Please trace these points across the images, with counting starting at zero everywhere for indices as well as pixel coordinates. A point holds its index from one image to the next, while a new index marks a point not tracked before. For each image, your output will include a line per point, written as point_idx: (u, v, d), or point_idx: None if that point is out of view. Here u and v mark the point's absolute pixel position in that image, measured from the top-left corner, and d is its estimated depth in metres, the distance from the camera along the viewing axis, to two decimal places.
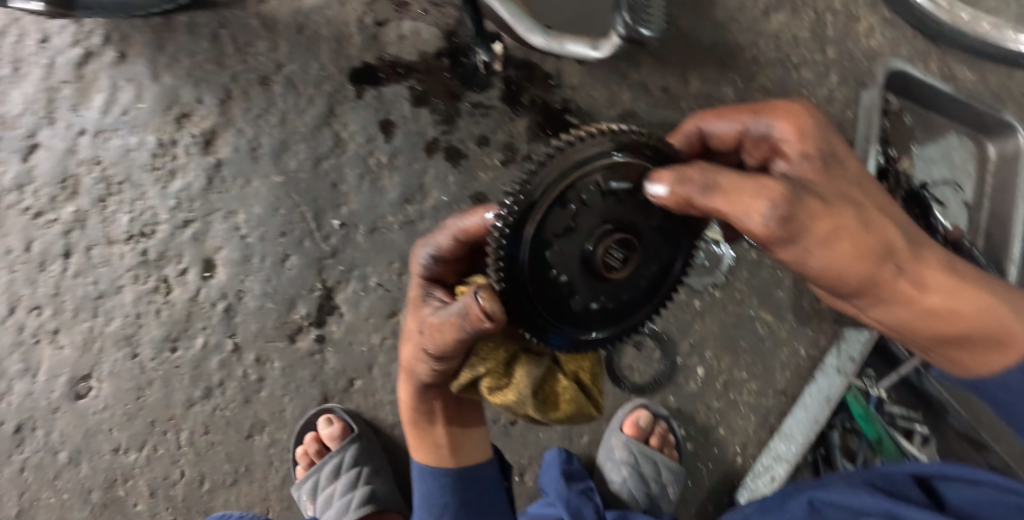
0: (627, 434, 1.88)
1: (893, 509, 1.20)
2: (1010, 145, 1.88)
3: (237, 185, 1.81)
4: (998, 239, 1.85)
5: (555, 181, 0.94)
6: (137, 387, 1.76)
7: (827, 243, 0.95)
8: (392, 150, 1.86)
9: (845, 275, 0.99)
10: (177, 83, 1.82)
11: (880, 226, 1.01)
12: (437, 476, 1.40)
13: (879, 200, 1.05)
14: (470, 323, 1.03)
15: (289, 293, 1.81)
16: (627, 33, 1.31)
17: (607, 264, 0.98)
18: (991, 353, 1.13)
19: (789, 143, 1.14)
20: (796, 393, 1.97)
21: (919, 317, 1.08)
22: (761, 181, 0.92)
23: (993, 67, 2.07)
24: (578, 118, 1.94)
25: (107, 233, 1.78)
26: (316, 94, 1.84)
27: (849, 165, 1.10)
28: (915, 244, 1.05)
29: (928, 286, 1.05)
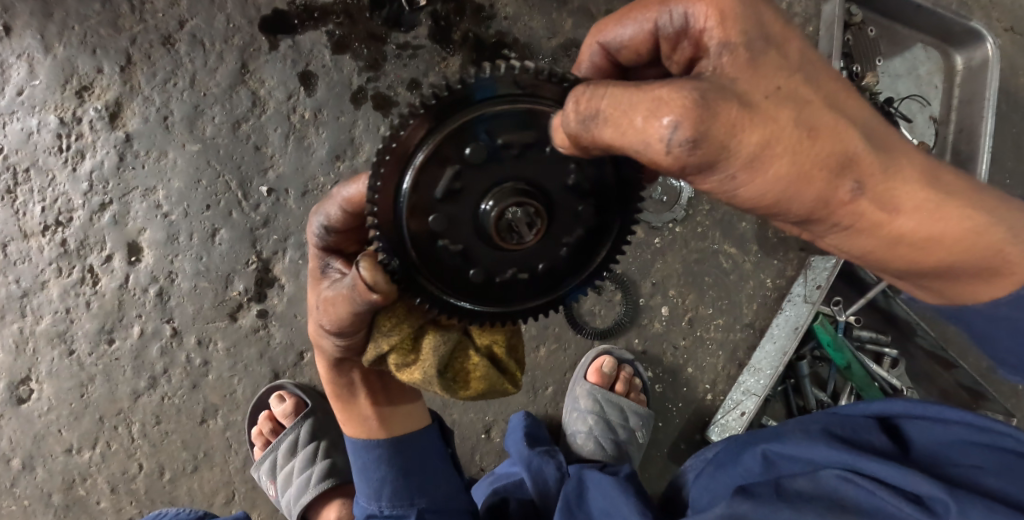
0: (591, 382, 1.80)
1: (851, 460, 1.10)
2: (977, 55, 1.82)
3: (152, 159, 1.73)
4: (965, 154, 1.80)
5: (438, 127, 0.84)
6: (79, 385, 1.71)
7: (756, 163, 0.68)
8: (316, 105, 1.75)
9: (787, 204, 0.72)
10: (71, 53, 1.69)
11: (835, 131, 0.72)
12: (372, 448, 1.35)
13: (835, 91, 0.76)
14: (359, 298, 0.98)
15: (223, 270, 1.74)
16: None
17: (503, 231, 0.87)
18: (975, 282, 0.93)
19: (712, 29, 0.77)
20: (764, 325, 1.90)
21: (888, 245, 0.80)
22: (655, 93, 0.67)
23: None
24: (515, 52, 1.78)
25: (22, 226, 1.70)
26: (225, 49, 1.73)
27: (793, 54, 0.75)
28: (884, 151, 0.76)
29: (901, 208, 0.77)
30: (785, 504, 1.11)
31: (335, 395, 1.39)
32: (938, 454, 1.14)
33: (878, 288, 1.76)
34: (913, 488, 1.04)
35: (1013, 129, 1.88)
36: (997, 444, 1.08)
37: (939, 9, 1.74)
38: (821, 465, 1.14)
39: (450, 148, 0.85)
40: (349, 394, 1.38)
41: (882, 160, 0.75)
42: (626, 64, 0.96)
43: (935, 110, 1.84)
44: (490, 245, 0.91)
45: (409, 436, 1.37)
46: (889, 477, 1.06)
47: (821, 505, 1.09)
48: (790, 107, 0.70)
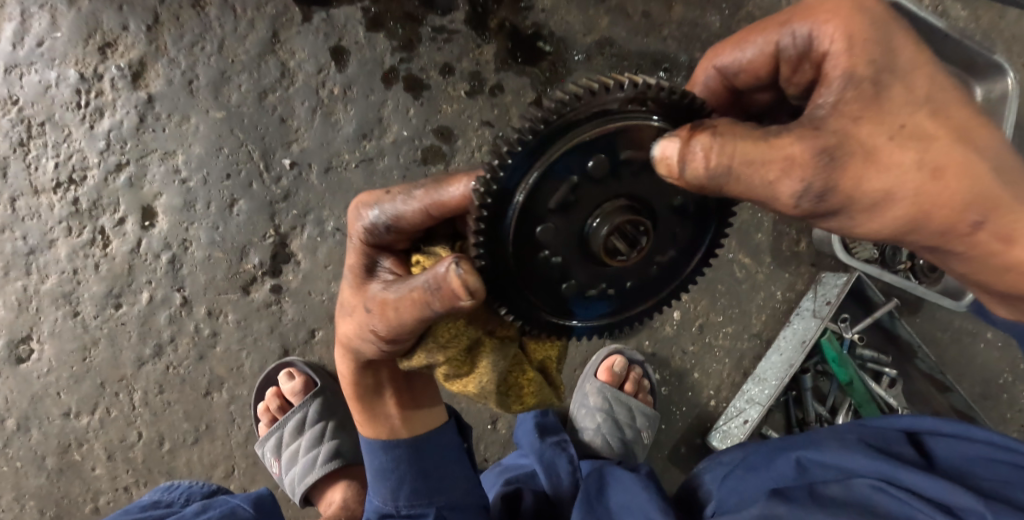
0: (601, 380, 1.85)
1: (889, 471, 1.15)
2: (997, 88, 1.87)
3: (173, 123, 1.68)
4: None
5: (558, 144, 0.82)
6: (81, 348, 1.68)
7: (876, 208, 0.76)
8: (345, 81, 1.72)
9: (909, 235, 0.81)
10: (97, 7, 1.63)
11: (957, 169, 0.77)
12: (390, 449, 1.33)
13: (967, 121, 0.79)
14: (440, 299, 0.90)
15: (239, 241, 1.71)
16: None
17: (609, 249, 0.88)
18: None
19: (835, 54, 0.79)
20: (771, 336, 1.93)
21: (995, 270, 0.90)
22: (787, 150, 0.73)
23: (986, 3, 1.93)
24: (550, 45, 1.76)
25: (33, 182, 1.65)
26: (257, 17, 1.68)
27: (918, 84, 0.77)
28: (1010, 182, 0.82)
29: (1017, 239, 0.85)
30: (820, 508, 1.13)
31: (355, 396, 1.34)
32: (962, 468, 1.19)
33: (886, 308, 1.81)
34: (949, 498, 1.09)
35: None
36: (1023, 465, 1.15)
37: (967, 41, 1.78)
38: (855, 473, 1.18)
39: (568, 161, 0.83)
40: (374, 394, 1.34)
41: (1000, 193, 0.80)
42: (741, 84, 0.98)
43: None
44: (588, 264, 0.91)
45: (428, 436, 1.36)
46: (926, 490, 1.11)
47: (854, 509, 1.11)
48: (914, 149, 0.75)
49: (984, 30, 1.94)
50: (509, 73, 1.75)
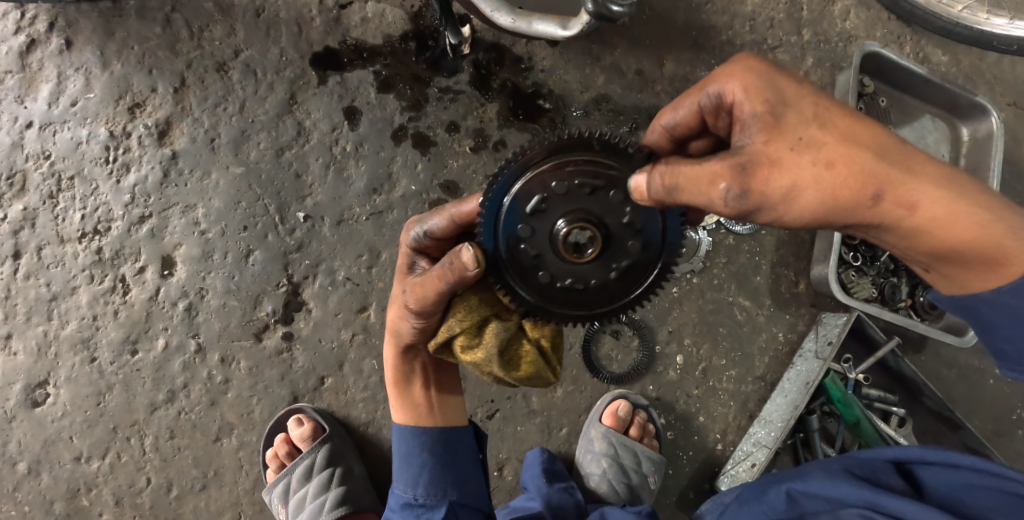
0: (606, 425, 1.82)
1: (872, 498, 1.21)
2: (981, 127, 1.97)
3: (195, 178, 1.78)
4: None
5: (535, 162, 1.02)
6: (96, 393, 1.73)
7: (791, 200, 0.94)
8: (357, 139, 1.82)
9: (830, 220, 0.98)
10: (129, 71, 1.76)
11: (851, 161, 0.95)
12: (418, 435, 1.44)
13: (849, 127, 0.97)
14: (453, 272, 1.09)
15: (253, 290, 1.78)
16: (597, 9, 1.25)
17: (569, 246, 1.00)
18: (979, 270, 1.11)
19: (742, 101, 1.00)
20: (774, 379, 1.94)
21: (914, 235, 1.04)
22: (712, 167, 0.94)
23: (965, 49, 2.03)
24: (550, 103, 1.86)
25: (59, 231, 1.73)
26: (276, 80, 1.80)
27: (801, 104, 0.98)
28: (899, 164, 0.99)
29: (918, 207, 1.00)
30: None
31: (394, 380, 1.50)
32: (950, 497, 1.24)
33: (888, 347, 1.83)
34: None
35: (1016, 197, 2.03)
36: (1006, 490, 1.19)
37: (950, 84, 1.90)
38: (843, 503, 1.24)
39: (541, 177, 1.01)
40: (407, 381, 1.50)
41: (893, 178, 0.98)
42: (682, 136, 1.16)
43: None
44: (559, 256, 1.03)
45: (451, 429, 1.47)
46: (907, 514, 1.17)
47: None
48: (810, 151, 0.94)
49: (965, 74, 2.04)
50: (511, 128, 1.86)
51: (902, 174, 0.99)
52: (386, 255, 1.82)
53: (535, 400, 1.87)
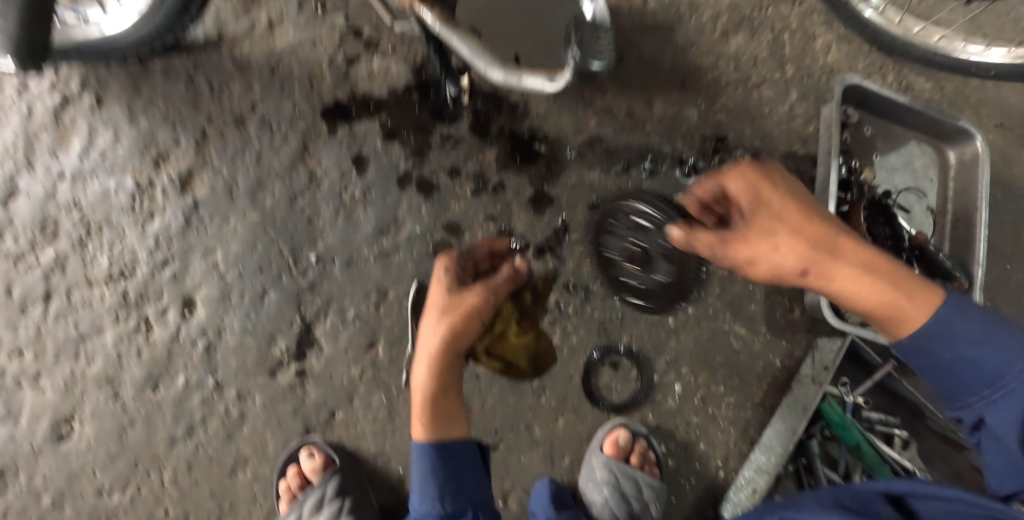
0: (607, 454, 1.88)
1: None
2: (967, 150, 2.01)
3: (215, 225, 1.86)
4: (962, 240, 1.98)
5: None
6: (119, 427, 1.80)
7: (751, 263, 1.38)
8: (365, 185, 1.91)
9: (773, 278, 1.40)
10: (154, 126, 1.87)
11: (784, 245, 1.36)
12: (439, 452, 1.52)
13: (804, 219, 1.36)
14: (513, 273, 1.61)
15: (268, 328, 1.86)
16: (579, 66, 1.45)
17: None
18: (907, 318, 1.31)
19: (738, 196, 1.41)
20: (774, 405, 1.97)
21: (838, 295, 1.37)
22: (684, 239, 1.43)
23: (948, 76, 2.09)
24: (545, 146, 1.96)
25: (87, 275, 1.82)
26: (290, 132, 1.90)
27: (775, 203, 1.38)
28: (832, 247, 1.35)
29: (837, 277, 1.35)
30: None
31: (424, 403, 1.52)
32: None
33: (884, 371, 1.86)
34: None
35: (1008, 217, 2.07)
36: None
37: (932, 110, 1.95)
38: None
39: None
40: (443, 399, 1.53)
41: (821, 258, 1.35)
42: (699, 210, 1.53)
43: (930, 200, 2.05)
44: None
45: (462, 444, 1.54)
46: None
47: None
48: (772, 243, 1.36)
49: (949, 99, 2.09)
50: (509, 171, 1.95)
51: (827, 258, 1.35)
52: (393, 293, 1.89)
53: (537, 430, 1.91)
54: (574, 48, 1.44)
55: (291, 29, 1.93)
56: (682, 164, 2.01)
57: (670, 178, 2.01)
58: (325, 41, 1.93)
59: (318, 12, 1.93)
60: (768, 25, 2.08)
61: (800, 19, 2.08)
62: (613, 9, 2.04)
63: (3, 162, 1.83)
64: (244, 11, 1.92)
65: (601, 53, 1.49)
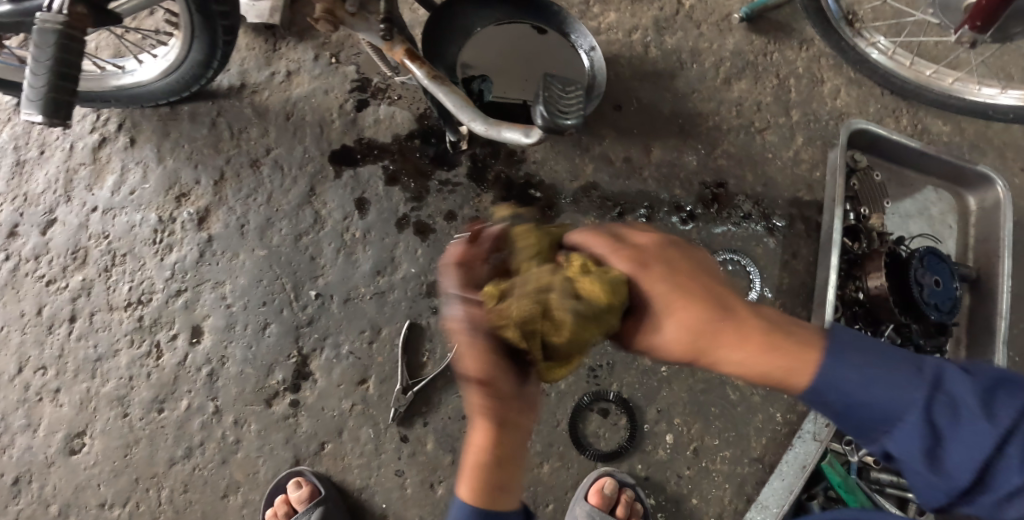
0: (591, 504, 1.78)
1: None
2: (987, 196, 1.93)
3: (225, 258, 1.94)
4: (985, 290, 1.88)
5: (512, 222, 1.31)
6: (125, 445, 1.85)
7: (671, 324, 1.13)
8: (366, 226, 1.95)
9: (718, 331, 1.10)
10: (178, 165, 2.01)
11: (693, 310, 1.10)
12: None
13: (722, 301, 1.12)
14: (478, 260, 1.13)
15: (267, 360, 1.89)
16: (547, 125, 1.40)
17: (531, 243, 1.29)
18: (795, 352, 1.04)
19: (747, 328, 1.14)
20: (773, 461, 1.87)
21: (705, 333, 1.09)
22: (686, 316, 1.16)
23: (968, 118, 2.03)
24: (541, 192, 1.98)
25: (109, 300, 1.93)
26: (300, 174, 2.00)
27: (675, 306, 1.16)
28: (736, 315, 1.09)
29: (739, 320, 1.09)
30: None
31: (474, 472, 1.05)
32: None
33: None
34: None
35: None
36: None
37: (945, 155, 1.90)
38: None
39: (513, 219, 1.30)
40: None
41: (720, 325, 1.08)
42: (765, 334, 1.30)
43: (948, 247, 1.96)
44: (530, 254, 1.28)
45: None
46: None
47: None
48: (652, 329, 1.14)
49: (970, 141, 2.03)
50: None
51: (732, 329, 1.07)
52: (386, 331, 1.89)
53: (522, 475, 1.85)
54: (541, 105, 1.39)
55: (306, 78, 2.07)
56: (679, 211, 1.99)
57: (667, 224, 1.98)
58: (337, 90, 2.06)
59: (333, 63, 2.08)
60: (772, 71, 2.10)
61: (805, 64, 2.10)
62: (614, 57, 2.10)
63: (44, 194, 1.99)
64: (266, 62, 2.09)
65: (570, 112, 1.41)
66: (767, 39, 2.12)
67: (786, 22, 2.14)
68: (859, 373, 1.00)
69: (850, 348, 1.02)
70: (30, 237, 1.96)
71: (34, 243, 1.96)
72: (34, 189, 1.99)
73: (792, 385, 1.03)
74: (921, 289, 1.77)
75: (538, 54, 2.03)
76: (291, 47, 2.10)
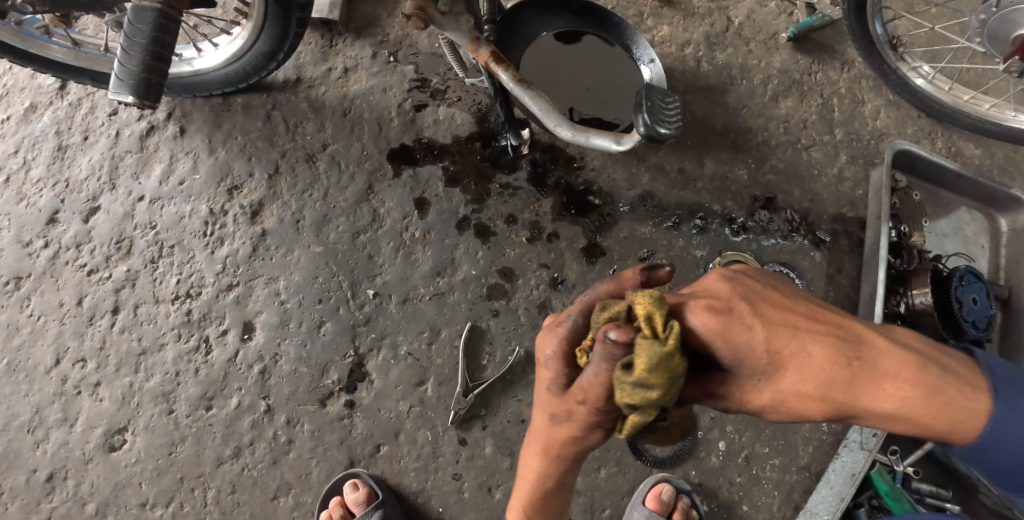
0: (649, 509, 1.80)
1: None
2: (1019, 218, 2.04)
3: (279, 253, 1.90)
4: (1018, 307, 1.97)
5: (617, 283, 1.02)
6: (169, 443, 1.78)
7: (796, 368, 0.96)
8: (425, 227, 1.94)
9: (827, 375, 0.97)
10: (230, 157, 1.96)
11: (820, 361, 0.97)
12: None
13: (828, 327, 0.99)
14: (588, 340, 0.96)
15: (322, 358, 1.84)
16: (647, 132, 1.43)
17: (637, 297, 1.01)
18: (941, 400, 1.02)
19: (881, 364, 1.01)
20: (820, 470, 1.91)
21: (831, 385, 0.97)
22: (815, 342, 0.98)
23: (998, 143, 2.14)
24: (599, 199, 2.00)
25: (155, 292, 1.87)
26: (357, 171, 1.97)
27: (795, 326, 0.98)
28: (862, 357, 0.99)
29: (881, 372, 0.99)
30: None
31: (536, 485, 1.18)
32: None
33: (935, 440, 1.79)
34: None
35: None
36: None
37: (983, 179, 2.00)
38: None
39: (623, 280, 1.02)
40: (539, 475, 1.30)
41: (860, 372, 0.98)
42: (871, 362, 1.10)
43: (982, 266, 2.06)
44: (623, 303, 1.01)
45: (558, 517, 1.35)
46: None
47: None
48: (769, 389, 0.98)
49: (1000, 165, 2.13)
50: (564, 222, 1.98)
51: (872, 382, 0.98)
52: (446, 333, 1.87)
53: (579, 480, 1.86)
54: (643, 113, 1.43)
55: (364, 75, 2.05)
56: (731, 223, 2.03)
57: (719, 235, 2.02)
58: (395, 89, 2.04)
59: (390, 62, 2.06)
60: (817, 90, 2.17)
61: (848, 85, 2.18)
62: (667, 70, 2.16)
63: (87, 181, 1.93)
64: (323, 57, 2.06)
65: (669, 122, 1.44)
66: (812, 59, 2.20)
67: (830, 44, 2.22)
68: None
69: (1012, 386, 1.10)
70: (72, 225, 1.90)
71: (76, 231, 1.89)
72: (77, 175, 1.93)
73: (964, 434, 1.05)
74: (960, 306, 1.84)
75: (595, 65, 2.07)
76: (348, 43, 2.08)
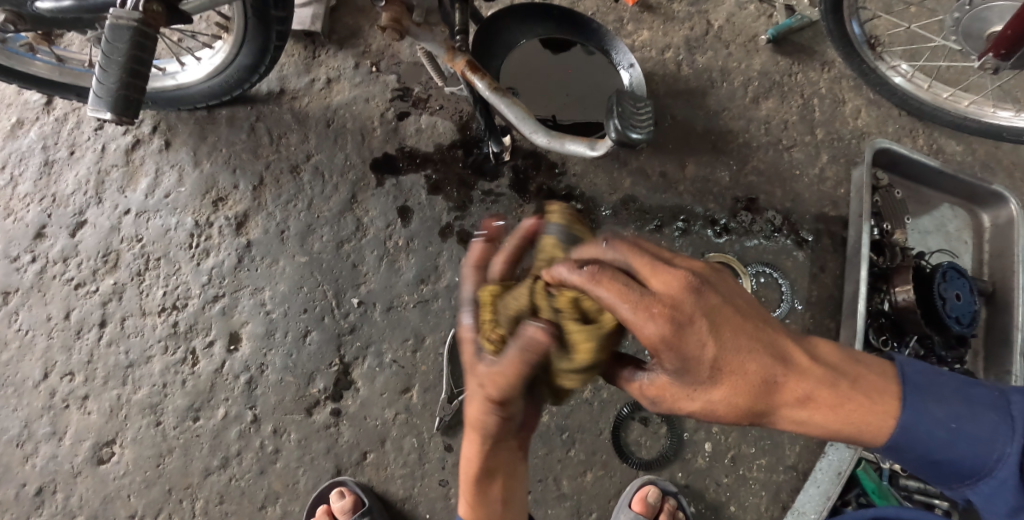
0: (635, 511, 1.80)
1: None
2: (1001, 213, 2.04)
3: (265, 264, 1.92)
4: (1002, 303, 1.97)
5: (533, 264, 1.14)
6: (158, 454, 1.79)
7: (717, 374, 1.00)
8: (408, 235, 1.96)
9: (744, 381, 1.01)
10: (215, 169, 1.98)
11: (749, 372, 1.00)
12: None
13: (754, 328, 1.02)
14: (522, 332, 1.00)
15: (308, 368, 1.86)
16: (618, 138, 1.45)
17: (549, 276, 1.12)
18: (852, 403, 1.05)
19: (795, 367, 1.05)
20: (807, 469, 1.91)
21: (748, 393, 1.02)
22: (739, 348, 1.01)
23: (979, 139, 2.14)
24: (581, 204, 2.02)
25: (142, 305, 1.88)
26: (341, 181, 1.99)
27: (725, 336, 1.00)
28: (779, 358, 1.03)
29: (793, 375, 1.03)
30: None
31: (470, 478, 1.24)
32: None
33: None
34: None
35: None
36: None
37: (963, 175, 2.01)
38: None
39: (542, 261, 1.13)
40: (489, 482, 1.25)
41: (776, 386, 1.02)
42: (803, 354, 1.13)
43: (965, 263, 2.06)
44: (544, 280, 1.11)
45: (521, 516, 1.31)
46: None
47: None
48: (701, 397, 1.02)
49: (982, 161, 2.14)
50: None
51: (784, 387, 1.03)
52: (430, 340, 1.88)
53: (565, 483, 1.88)
54: (614, 119, 1.45)
55: (346, 86, 2.07)
56: (714, 225, 2.04)
57: (702, 237, 2.03)
58: (378, 99, 2.06)
59: (373, 72, 2.08)
60: (797, 91, 2.18)
61: (829, 85, 2.19)
62: (648, 75, 2.18)
63: (74, 195, 1.95)
64: (306, 68, 2.08)
65: (640, 127, 1.46)
66: (792, 60, 2.21)
67: (810, 44, 2.23)
68: (945, 414, 1.06)
69: (926, 392, 1.08)
70: (59, 239, 1.92)
71: (62, 246, 1.91)
72: (64, 190, 1.95)
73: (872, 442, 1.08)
74: (944, 302, 1.84)
75: (575, 70, 2.09)
76: (331, 54, 2.10)
